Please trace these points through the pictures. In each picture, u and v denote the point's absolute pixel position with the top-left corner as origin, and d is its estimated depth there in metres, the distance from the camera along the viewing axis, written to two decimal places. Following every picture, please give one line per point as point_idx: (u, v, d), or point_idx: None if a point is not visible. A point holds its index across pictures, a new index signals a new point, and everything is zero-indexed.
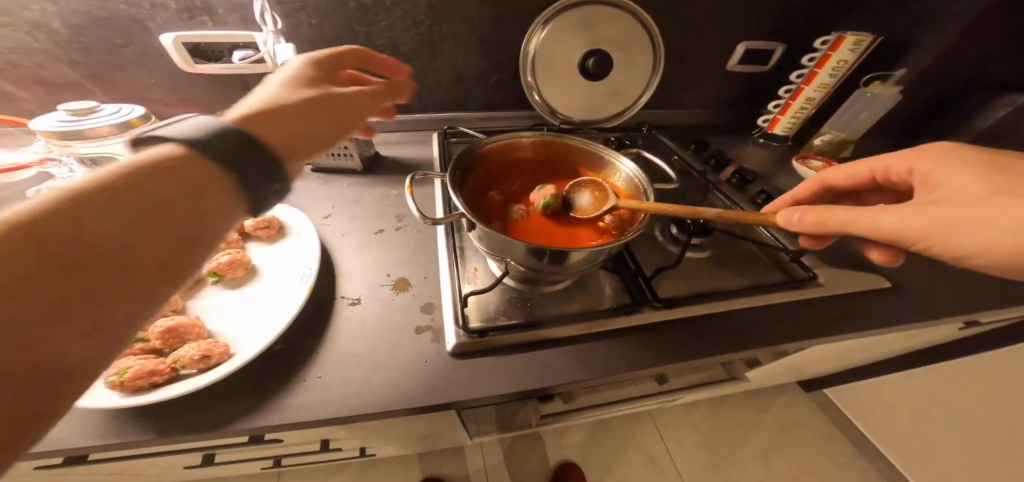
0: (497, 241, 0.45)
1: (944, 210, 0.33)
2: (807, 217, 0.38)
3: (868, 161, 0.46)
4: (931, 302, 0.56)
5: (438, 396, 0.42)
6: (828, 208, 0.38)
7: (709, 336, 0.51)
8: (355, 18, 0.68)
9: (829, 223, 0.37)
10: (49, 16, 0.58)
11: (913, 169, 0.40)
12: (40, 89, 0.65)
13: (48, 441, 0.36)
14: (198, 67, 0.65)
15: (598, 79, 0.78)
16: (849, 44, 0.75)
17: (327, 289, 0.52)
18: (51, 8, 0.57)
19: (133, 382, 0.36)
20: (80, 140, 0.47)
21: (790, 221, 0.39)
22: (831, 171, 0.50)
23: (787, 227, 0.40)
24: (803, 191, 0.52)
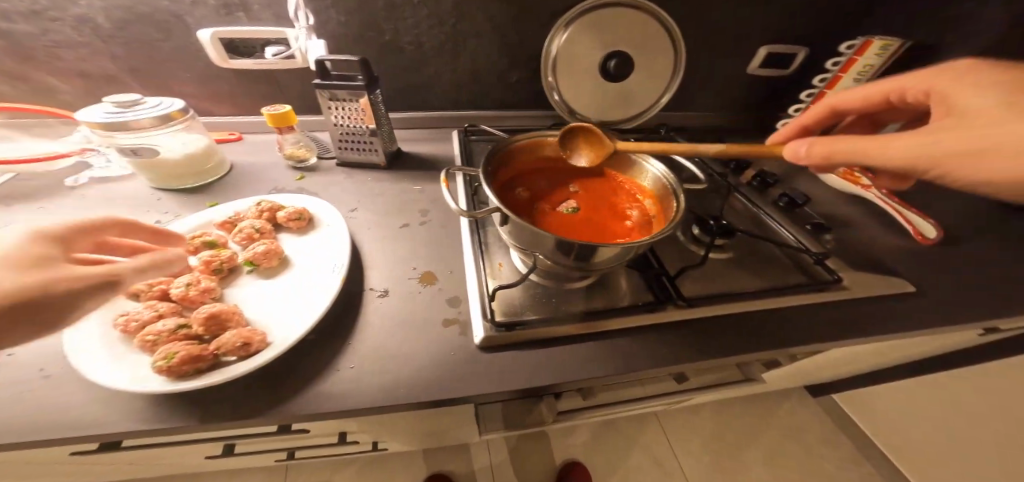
0: (528, 236, 0.46)
1: (976, 135, 0.34)
2: (817, 147, 0.39)
3: (885, 81, 0.48)
4: (953, 308, 0.56)
5: (467, 389, 0.43)
6: (839, 138, 0.38)
7: (733, 336, 0.51)
8: (383, 15, 0.69)
9: (837, 153, 0.38)
10: (95, 12, 0.60)
11: (935, 88, 0.43)
12: (80, 81, 0.67)
13: (95, 424, 0.37)
14: (233, 62, 0.68)
15: (620, 80, 0.79)
16: (875, 50, 0.74)
17: (356, 281, 0.53)
18: (98, 4, 0.59)
19: (180, 366, 0.37)
20: (122, 131, 0.51)
21: (797, 154, 0.40)
22: (839, 94, 0.52)
23: (793, 160, 0.40)
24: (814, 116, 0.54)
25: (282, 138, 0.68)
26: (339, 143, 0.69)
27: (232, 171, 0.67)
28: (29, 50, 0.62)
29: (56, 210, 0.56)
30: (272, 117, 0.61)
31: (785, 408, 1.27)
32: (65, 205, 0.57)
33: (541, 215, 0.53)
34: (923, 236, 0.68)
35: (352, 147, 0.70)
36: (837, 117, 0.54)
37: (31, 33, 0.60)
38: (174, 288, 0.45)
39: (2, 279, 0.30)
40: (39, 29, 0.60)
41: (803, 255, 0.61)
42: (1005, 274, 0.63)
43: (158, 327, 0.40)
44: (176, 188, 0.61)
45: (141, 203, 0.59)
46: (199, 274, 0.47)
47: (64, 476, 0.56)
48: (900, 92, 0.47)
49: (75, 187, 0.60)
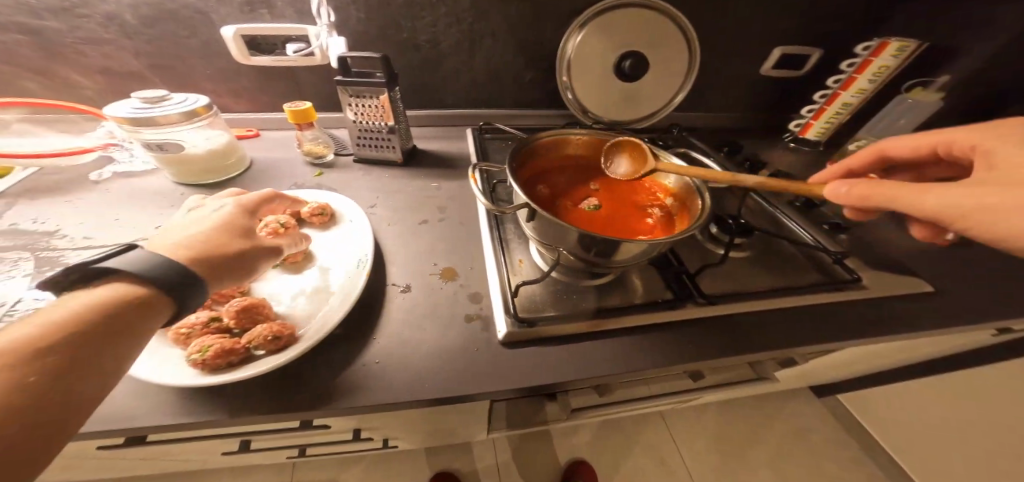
0: (553, 231, 0.46)
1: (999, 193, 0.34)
2: (856, 190, 0.39)
3: (936, 132, 0.47)
4: (968, 308, 0.57)
5: (491, 384, 0.43)
6: (880, 182, 0.39)
7: (752, 333, 0.51)
8: (403, 14, 0.70)
9: (878, 197, 0.38)
10: (122, 9, 0.60)
11: (976, 144, 0.42)
12: (103, 78, 0.68)
13: (130, 416, 0.37)
14: (253, 59, 0.68)
15: (634, 80, 0.79)
16: (891, 52, 0.75)
17: (379, 276, 0.54)
18: (124, 1, 0.60)
19: (213, 360, 0.38)
20: (149, 125, 0.52)
21: (836, 194, 0.41)
22: (891, 139, 0.51)
23: (831, 200, 0.41)
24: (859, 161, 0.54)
25: (301, 135, 0.68)
26: (358, 140, 0.70)
27: (252, 167, 0.67)
28: (54, 46, 0.63)
29: (83, 204, 0.56)
30: (293, 114, 0.62)
31: (790, 408, 1.28)
32: (90, 199, 0.57)
33: (564, 211, 0.54)
34: (938, 237, 0.68)
35: (370, 144, 0.70)
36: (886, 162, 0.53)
37: (57, 29, 0.61)
38: None
39: (229, 241, 0.41)
40: (66, 25, 0.61)
41: (820, 254, 0.62)
42: (1019, 276, 0.64)
43: (190, 321, 0.41)
44: (197, 183, 0.62)
45: (164, 197, 0.59)
46: None
47: (84, 470, 0.56)
48: (947, 146, 0.46)
49: (99, 181, 0.61)
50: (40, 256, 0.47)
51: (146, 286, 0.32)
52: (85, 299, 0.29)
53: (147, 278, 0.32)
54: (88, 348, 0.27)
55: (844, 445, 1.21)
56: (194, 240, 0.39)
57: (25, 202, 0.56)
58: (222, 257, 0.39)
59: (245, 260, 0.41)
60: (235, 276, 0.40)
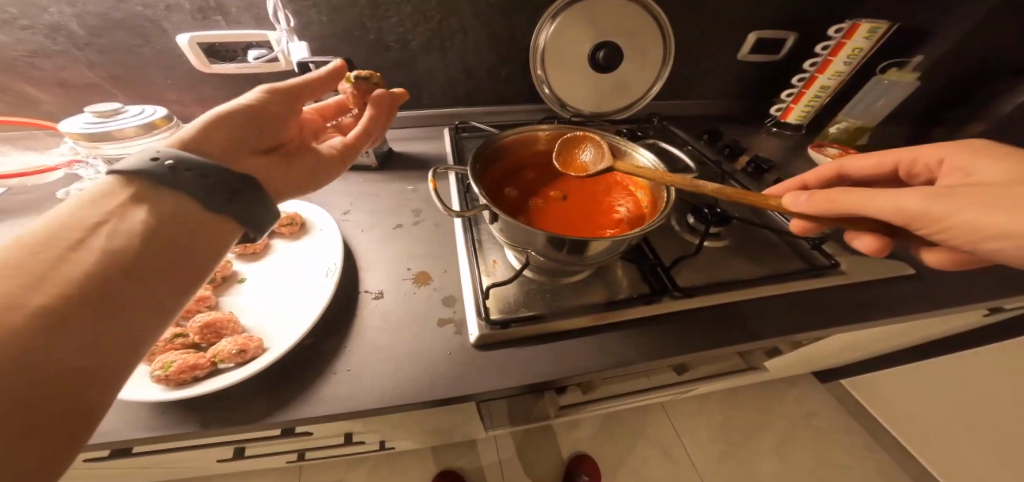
0: (520, 234, 0.45)
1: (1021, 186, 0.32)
2: (818, 198, 0.36)
3: (895, 150, 0.45)
4: (952, 291, 0.56)
5: (463, 387, 0.43)
6: (842, 190, 0.36)
7: (730, 323, 0.51)
8: (366, 14, 0.68)
9: (839, 205, 0.36)
10: (67, 18, 0.58)
11: (947, 158, 0.40)
12: (61, 91, 0.66)
13: (99, 433, 0.37)
14: (214, 67, 0.67)
15: (609, 71, 0.78)
16: (865, 34, 0.74)
17: (350, 284, 0.53)
18: (68, 11, 0.57)
19: (177, 375, 0.37)
20: (106, 141, 0.50)
21: (796, 203, 0.38)
22: (854, 157, 0.48)
23: (792, 209, 0.38)
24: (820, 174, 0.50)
25: None
26: None
27: None
28: (5, 62, 0.61)
29: None
30: None
31: (791, 394, 1.28)
32: None
33: (532, 212, 0.53)
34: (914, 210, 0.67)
35: None
36: (839, 179, 0.50)
37: (4, 43, 0.59)
38: None
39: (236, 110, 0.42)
40: (12, 39, 0.59)
41: (800, 241, 0.61)
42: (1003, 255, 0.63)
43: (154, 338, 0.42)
44: None
45: None
46: None
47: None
48: (911, 163, 0.44)
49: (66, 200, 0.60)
50: None
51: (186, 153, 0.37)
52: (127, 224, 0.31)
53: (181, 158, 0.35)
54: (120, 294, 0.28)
55: (845, 429, 1.20)
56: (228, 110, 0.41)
57: None
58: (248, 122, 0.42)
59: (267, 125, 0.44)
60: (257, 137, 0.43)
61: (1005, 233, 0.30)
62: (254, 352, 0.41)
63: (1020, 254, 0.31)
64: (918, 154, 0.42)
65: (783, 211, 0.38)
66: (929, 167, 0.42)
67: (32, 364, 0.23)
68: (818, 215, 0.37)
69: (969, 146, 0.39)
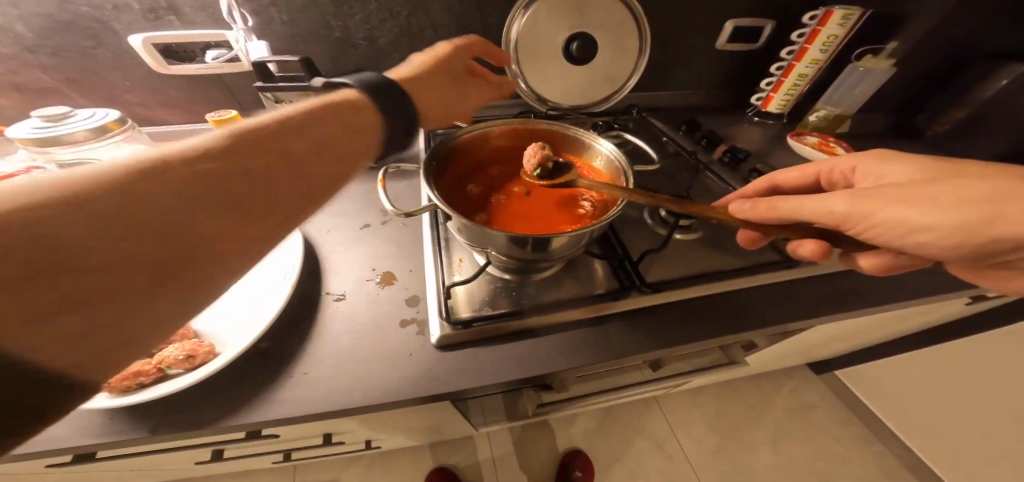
0: (476, 232, 0.44)
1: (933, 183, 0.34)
2: (759, 204, 0.39)
3: (814, 163, 0.48)
4: (927, 281, 0.55)
5: (422, 388, 0.42)
6: (776, 197, 0.39)
7: (699, 318, 0.50)
8: (329, 12, 0.67)
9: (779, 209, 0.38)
10: (13, 19, 0.56)
11: (857, 166, 0.42)
12: (18, 95, 0.64)
13: (45, 440, 0.37)
14: (172, 68, 0.64)
15: (584, 63, 0.76)
16: (838, 20, 0.72)
17: (312, 286, 0.52)
18: (14, 12, 0.56)
19: (120, 381, 0.36)
20: (57, 145, 0.48)
21: (741, 211, 0.40)
22: (781, 171, 0.51)
23: (737, 217, 0.41)
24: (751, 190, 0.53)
25: None
26: None
27: None
28: None
29: None
30: (220, 124, 0.58)
31: (784, 385, 1.27)
32: None
33: (495, 210, 0.51)
34: None
35: None
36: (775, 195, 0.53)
37: None
38: None
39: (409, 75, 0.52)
40: None
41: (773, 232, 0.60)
42: None
43: None
44: None
45: None
46: None
47: None
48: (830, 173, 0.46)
49: None
50: None
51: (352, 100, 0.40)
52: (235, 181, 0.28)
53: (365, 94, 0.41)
54: (190, 258, 0.24)
55: (838, 419, 1.20)
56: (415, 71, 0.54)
57: None
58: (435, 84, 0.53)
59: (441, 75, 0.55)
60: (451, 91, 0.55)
61: (927, 225, 0.33)
62: (204, 356, 0.40)
63: (934, 244, 0.33)
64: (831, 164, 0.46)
65: (730, 217, 0.41)
66: (844, 177, 0.45)
67: (61, 330, 0.19)
68: (762, 221, 0.40)
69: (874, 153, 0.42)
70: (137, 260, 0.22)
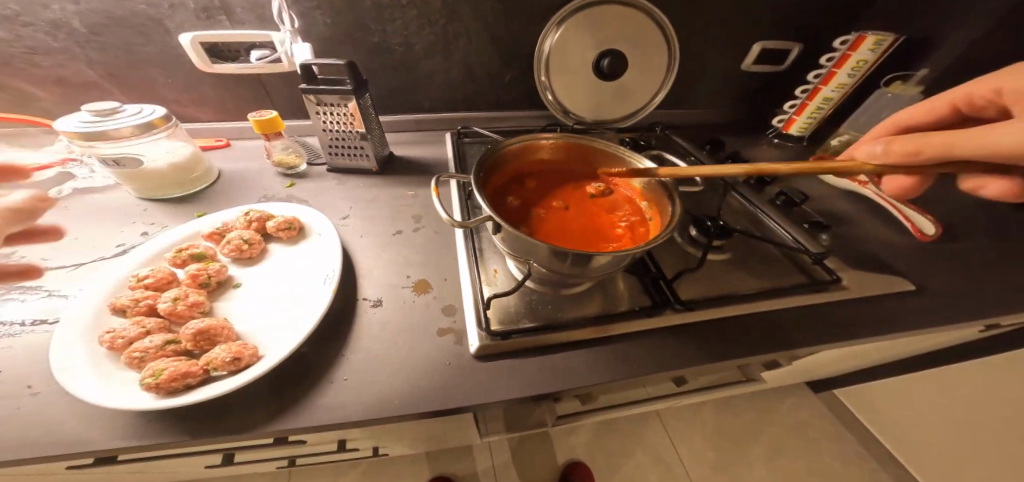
0: (521, 243, 0.45)
1: None
2: (893, 146, 0.41)
3: (944, 93, 0.50)
4: (951, 307, 0.56)
5: (462, 398, 0.42)
6: (917, 135, 0.40)
7: (733, 336, 0.51)
8: (370, 17, 0.67)
9: (923, 147, 0.40)
10: (71, 16, 0.57)
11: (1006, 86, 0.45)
12: (59, 88, 0.65)
13: (82, 442, 0.36)
14: (215, 67, 0.66)
15: (612, 79, 0.77)
16: (870, 45, 0.73)
17: (349, 291, 0.52)
18: (70, 8, 0.57)
19: (168, 383, 0.36)
20: (103, 140, 0.49)
21: (873, 153, 0.42)
22: (904, 111, 0.54)
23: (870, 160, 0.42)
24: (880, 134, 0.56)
25: (270, 144, 0.65)
26: (330, 149, 0.68)
27: (221, 178, 0.66)
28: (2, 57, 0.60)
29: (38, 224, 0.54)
30: (258, 124, 0.59)
31: (786, 403, 1.28)
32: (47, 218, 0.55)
33: (535, 224, 0.52)
34: (921, 233, 0.68)
35: (343, 153, 0.68)
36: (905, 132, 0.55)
37: (3, 39, 0.58)
38: (161, 302, 0.43)
39: None
40: (11, 35, 0.58)
41: (802, 254, 0.61)
42: (998, 272, 0.63)
43: (145, 344, 0.39)
44: (161, 197, 0.60)
45: (127, 213, 0.57)
46: (187, 287, 0.46)
47: None
48: (966, 99, 0.48)
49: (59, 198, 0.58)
50: None
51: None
52: None
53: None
54: None
55: (840, 439, 1.21)
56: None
57: None
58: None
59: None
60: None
61: None
62: (249, 360, 0.40)
63: None
64: (969, 92, 0.48)
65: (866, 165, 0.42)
66: (983, 100, 0.47)
67: None
68: (895, 164, 0.42)
69: (1021, 73, 0.44)
70: None
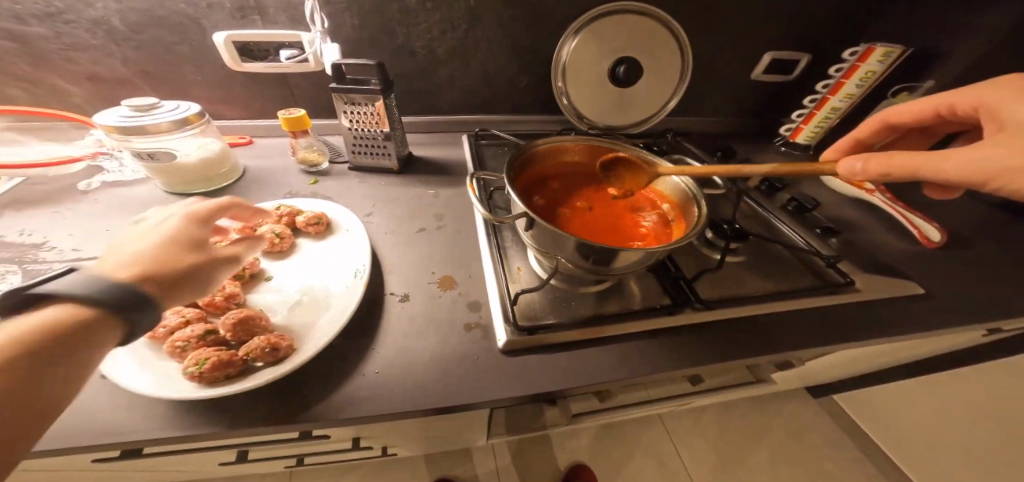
0: (550, 239, 0.46)
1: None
2: (871, 164, 0.39)
3: (935, 97, 0.47)
4: (957, 311, 0.58)
5: (491, 392, 0.43)
6: (894, 155, 0.38)
7: (751, 335, 0.52)
8: (397, 21, 0.69)
9: (892, 168, 0.38)
10: (112, 14, 0.60)
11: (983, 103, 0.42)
12: (91, 83, 0.67)
13: (119, 430, 0.36)
14: (245, 66, 0.67)
15: (627, 86, 0.79)
16: (879, 56, 0.76)
17: (376, 286, 0.53)
18: (113, 7, 0.59)
19: (211, 372, 0.37)
20: (139, 134, 0.51)
21: (852, 170, 0.40)
22: (894, 108, 0.51)
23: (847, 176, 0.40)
24: (864, 132, 0.54)
25: (295, 142, 0.67)
26: (353, 148, 0.69)
27: (246, 174, 0.67)
28: (41, 53, 0.62)
29: (69, 215, 0.55)
30: (286, 121, 0.60)
31: (788, 409, 1.29)
32: (78, 209, 0.56)
33: (561, 223, 0.54)
34: (927, 239, 0.70)
35: (366, 152, 0.69)
36: (890, 130, 0.54)
37: (44, 36, 0.60)
38: (198, 293, 0.45)
39: None
40: (52, 31, 0.60)
41: (814, 257, 0.63)
42: (1004, 280, 0.65)
43: (185, 333, 0.40)
44: (191, 192, 0.61)
45: (157, 207, 0.58)
46: (222, 280, 0.47)
47: None
48: (950, 107, 0.46)
49: (88, 191, 0.59)
50: (27, 269, 0.46)
51: (94, 309, 0.29)
52: (49, 314, 0.28)
53: (95, 299, 0.29)
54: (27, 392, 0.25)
55: (841, 445, 1.22)
56: (130, 260, 0.35)
57: (10, 212, 0.54)
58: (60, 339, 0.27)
59: (171, 256, 0.37)
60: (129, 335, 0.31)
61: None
62: (285, 350, 0.40)
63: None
64: (954, 100, 0.45)
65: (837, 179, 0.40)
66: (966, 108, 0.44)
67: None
68: (871, 177, 0.39)
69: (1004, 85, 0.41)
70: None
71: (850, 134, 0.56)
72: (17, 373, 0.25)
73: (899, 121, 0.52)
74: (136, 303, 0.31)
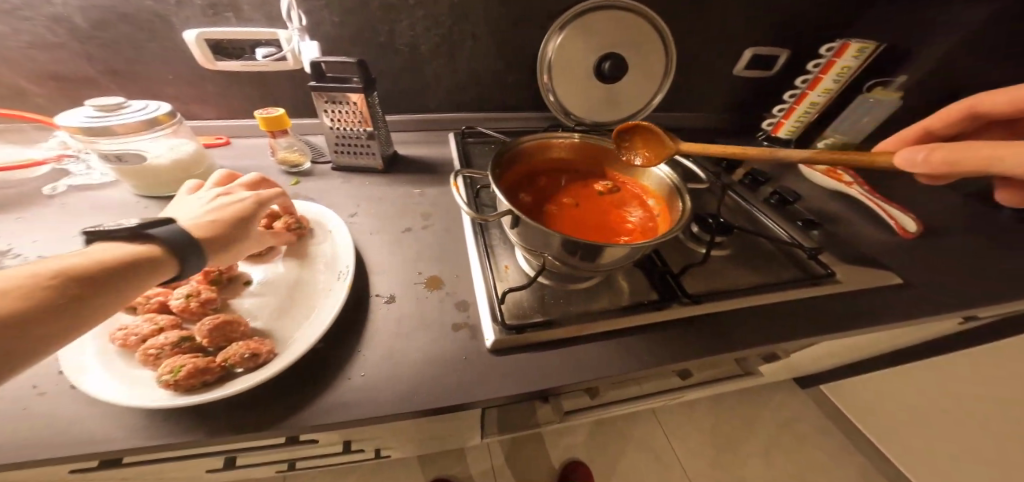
0: (536, 236, 0.46)
1: None
2: (934, 155, 0.37)
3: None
4: (933, 299, 0.60)
5: (479, 391, 0.42)
6: (953, 146, 0.37)
7: (737, 328, 0.53)
8: (378, 18, 0.68)
9: (956, 161, 0.37)
10: (73, 10, 0.57)
11: None
12: (55, 83, 0.64)
13: (92, 441, 0.35)
14: (219, 64, 0.65)
15: (613, 82, 0.79)
16: (854, 52, 0.78)
17: (362, 288, 0.52)
18: (74, 3, 0.56)
19: (186, 380, 0.35)
20: (105, 135, 0.48)
21: (911, 161, 0.38)
22: (985, 95, 0.51)
23: (903, 167, 0.39)
24: (946, 119, 0.54)
25: (275, 142, 0.65)
26: (335, 147, 0.68)
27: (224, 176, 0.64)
28: None
29: (34, 220, 0.52)
30: (264, 121, 0.58)
31: (776, 398, 1.32)
32: (43, 214, 0.54)
33: (547, 220, 0.53)
34: (904, 230, 0.72)
35: (349, 151, 0.68)
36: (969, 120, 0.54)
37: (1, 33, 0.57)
38: (173, 299, 0.43)
39: None
40: (10, 28, 0.57)
41: (797, 249, 0.64)
42: (977, 267, 0.67)
43: (160, 340, 0.38)
44: (165, 194, 0.59)
45: (128, 211, 0.56)
46: (197, 284, 0.45)
47: None
48: None
49: (54, 196, 0.57)
50: None
51: (163, 249, 0.36)
52: (126, 249, 0.34)
53: (164, 243, 0.36)
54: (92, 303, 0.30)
55: (827, 432, 1.25)
56: (194, 221, 0.42)
57: None
58: (143, 263, 0.34)
59: (223, 222, 0.44)
60: (179, 271, 0.38)
61: None
62: (265, 356, 0.39)
63: None
64: None
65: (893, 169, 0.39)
66: None
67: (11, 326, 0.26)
68: (929, 172, 0.38)
69: None
70: (40, 284, 0.28)
71: (926, 122, 0.56)
72: (88, 286, 0.30)
73: (986, 109, 0.51)
74: (187, 247, 0.38)
